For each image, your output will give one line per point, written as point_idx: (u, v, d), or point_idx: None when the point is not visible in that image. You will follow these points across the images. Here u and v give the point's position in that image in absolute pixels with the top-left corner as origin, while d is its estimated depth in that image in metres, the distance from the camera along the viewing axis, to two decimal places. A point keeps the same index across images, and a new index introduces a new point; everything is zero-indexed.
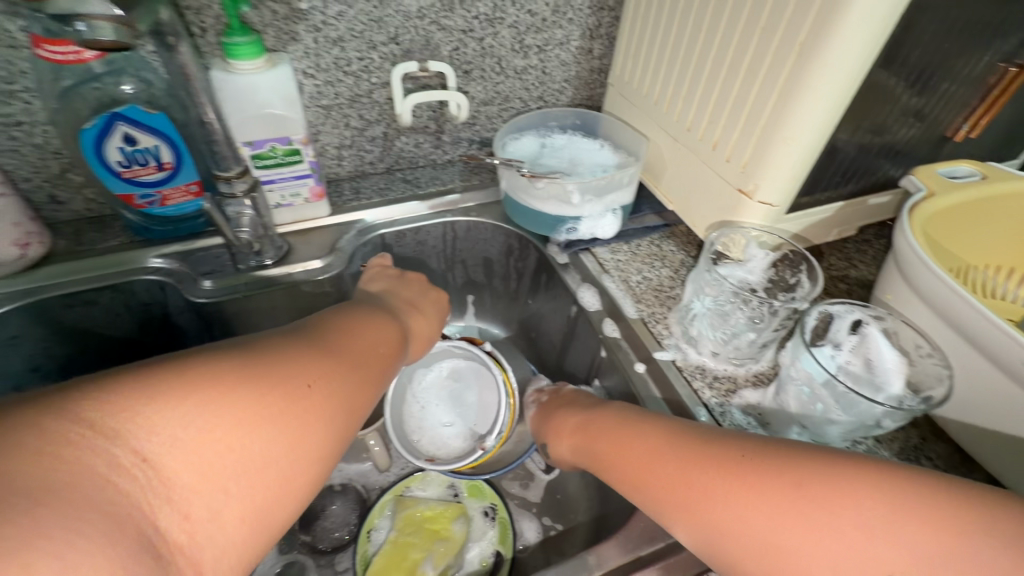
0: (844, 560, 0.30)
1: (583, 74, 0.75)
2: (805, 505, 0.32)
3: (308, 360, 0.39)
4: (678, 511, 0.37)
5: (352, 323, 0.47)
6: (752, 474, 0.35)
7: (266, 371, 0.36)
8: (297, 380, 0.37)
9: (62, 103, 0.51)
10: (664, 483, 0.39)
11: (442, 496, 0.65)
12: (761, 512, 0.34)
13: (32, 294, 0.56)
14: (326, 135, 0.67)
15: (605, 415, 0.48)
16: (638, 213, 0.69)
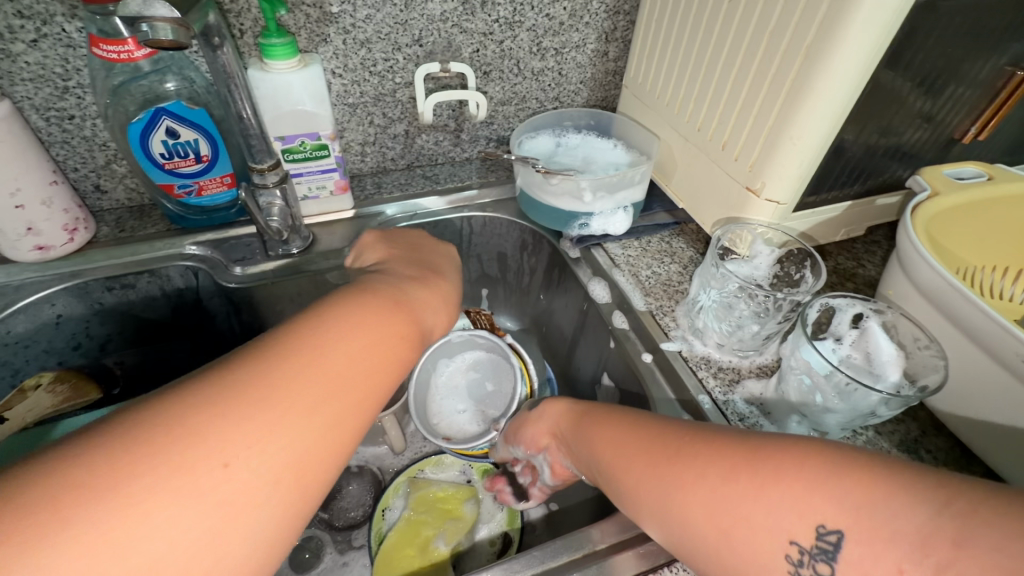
0: (783, 517, 0.32)
1: (599, 76, 0.77)
2: (744, 479, 0.34)
3: (238, 417, 0.32)
4: (643, 500, 0.39)
5: (326, 327, 0.38)
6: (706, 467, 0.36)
7: (175, 449, 0.30)
8: (220, 453, 0.31)
9: (113, 99, 0.55)
10: (631, 475, 0.40)
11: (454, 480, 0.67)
12: (706, 493, 0.35)
13: (76, 276, 0.60)
14: (351, 132, 0.70)
15: (588, 411, 0.49)
16: (649, 212, 0.71)
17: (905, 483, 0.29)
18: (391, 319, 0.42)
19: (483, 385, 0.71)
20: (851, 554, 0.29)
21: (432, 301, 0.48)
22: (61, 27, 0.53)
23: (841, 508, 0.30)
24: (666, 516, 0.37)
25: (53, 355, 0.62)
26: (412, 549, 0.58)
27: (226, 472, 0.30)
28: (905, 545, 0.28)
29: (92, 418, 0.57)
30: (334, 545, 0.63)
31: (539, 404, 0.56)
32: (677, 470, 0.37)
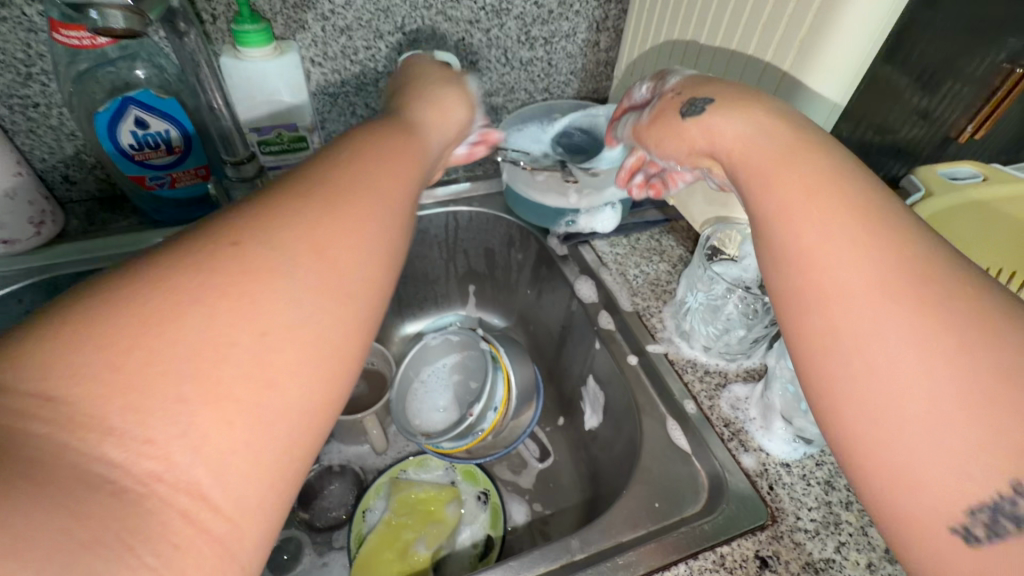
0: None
1: (589, 67, 0.75)
2: (1012, 392, 0.24)
3: (252, 242, 0.26)
4: (810, 312, 0.30)
5: (353, 149, 0.34)
6: (968, 323, 0.26)
7: (192, 298, 0.24)
8: (253, 285, 0.25)
9: (79, 87, 0.53)
10: (831, 285, 0.29)
11: (439, 479, 0.66)
12: (891, 333, 0.27)
13: (45, 270, 0.58)
14: (332, 123, 0.68)
15: (788, 166, 0.34)
16: (639, 208, 0.69)
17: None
18: (388, 130, 0.38)
19: (469, 379, 0.69)
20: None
21: (435, 111, 0.45)
22: (21, 10, 0.50)
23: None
24: (816, 356, 0.29)
25: None
26: (391, 554, 0.57)
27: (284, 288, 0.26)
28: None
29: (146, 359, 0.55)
30: (314, 546, 0.62)
31: (718, 110, 0.40)
32: (909, 314, 0.27)
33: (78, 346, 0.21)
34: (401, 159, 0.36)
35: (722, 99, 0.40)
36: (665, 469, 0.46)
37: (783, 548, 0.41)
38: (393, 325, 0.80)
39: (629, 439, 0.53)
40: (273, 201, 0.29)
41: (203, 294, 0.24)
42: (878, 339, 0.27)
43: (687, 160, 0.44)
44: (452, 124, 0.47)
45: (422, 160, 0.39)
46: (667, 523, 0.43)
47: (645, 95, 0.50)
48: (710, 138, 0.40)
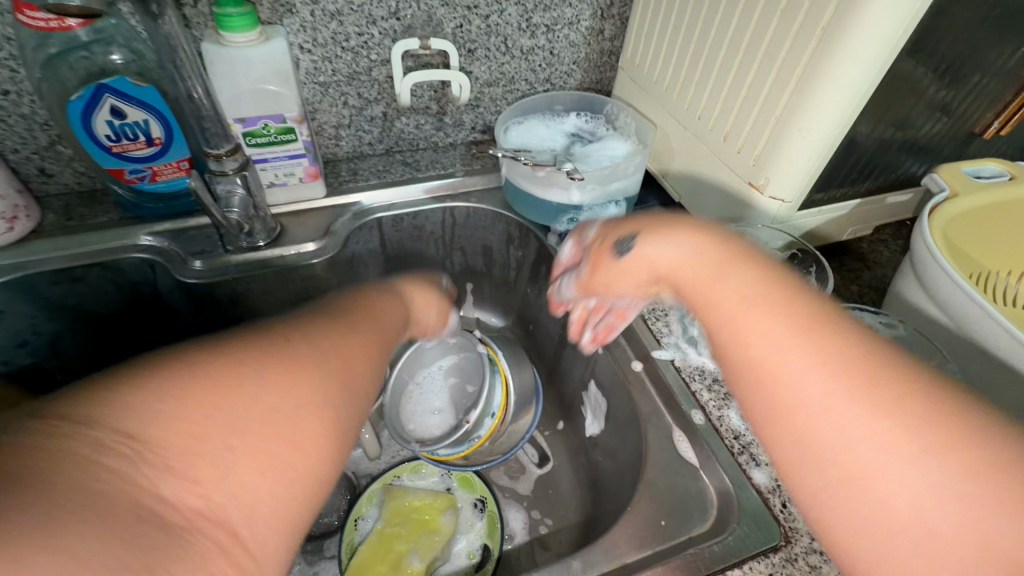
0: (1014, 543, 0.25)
1: (593, 56, 0.71)
2: (934, 444, 0.27)
3: (297, 343, 0.33)
4: (781, 428, 0.31)
5: (333, 307, 0.41)
6: (929, 425, 0.28)
7: (246, 375, 0.29)
8: (292, 371, 0.31)
9: (48, 73, 0.49)
10: (799, 401, 0.31)
11: (436, 486, 0.64)
12: (834, 407, 0.29)
13: (20, 268, 0.55)
14: (323, 113, 0.65)
15: (727, 282, 0.36)
16: (644, 205, 0.66)
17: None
18: (346, 298, 0.44)
19: (466, 381, 0.67)
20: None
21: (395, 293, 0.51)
22: None
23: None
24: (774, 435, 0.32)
25: None
26: (384, 566, 0.55)
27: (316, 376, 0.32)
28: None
29: None
30: (304, 556, 0.60)
31: (654, 237, 0.40)
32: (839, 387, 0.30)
33: (158, 398, 0.25)
34: (370, 314, 0.43)
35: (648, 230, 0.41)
36: (672, 484, 0.44)
37: (797, 571, 0.38)
38: None
39: (633, 450, 0.50)
40: (292, 327, 0.35)
41: (257, 374, 0.29)
42: (828, 414, 0.30)
43: (641, 291, 0.43)
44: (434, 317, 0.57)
45: (387, 322, 0.45)
46: (673, 543, 0.40)
47: (570, 255, 0.50)
48: (651, 268, 0.40)
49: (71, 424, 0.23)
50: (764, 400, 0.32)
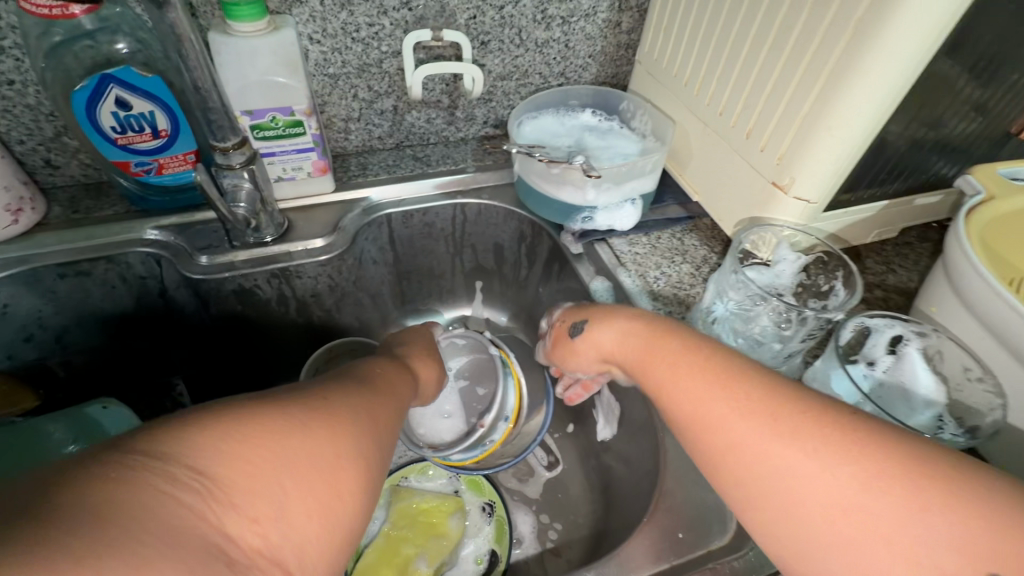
0: (935, 545, 0.27)
1: (609, 49, 0.69)
2: (861, 470, 0.29)
3: (334, 399, 0.34)
4: (726, 478, 0.34)
5: (359, 369, 0.43)
6: (841, 449, 0.30)
7: (292, 419, 0.29)
8: (332, 418, 0.32)
9: (52, 62, 0.48)
10: (733, 446, 0.33)
11: (443, 487, 0.64)
12: (760, 450, 0.32)
13: (25, 261, 0.54)
14: (333, 106, 0.64)
15: (660, 353, 0.41)
16: (660, 203, 0.64)
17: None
18: (374, 361, 0.47)
19: (478, 383, 0.65)
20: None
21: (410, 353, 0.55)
22: None
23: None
24: (726, 482, 0.34)
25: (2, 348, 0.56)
26: (391, 570, 0.54)
27: (352, 422, 0.33)
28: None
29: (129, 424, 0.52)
30: None
31: (602, 326, 0.48)
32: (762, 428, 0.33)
33: (214, 438, 0.26)
34: (390, 379, 0.44)
35: (598, 317, 0.49)
36: (688, 494, 0.42)
37: None
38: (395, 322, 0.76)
39: (647, 457, 0.49)
40: (328, 383, 0.36)
41: (301, 418, 0.30)
42: (758, 457, 0.32)
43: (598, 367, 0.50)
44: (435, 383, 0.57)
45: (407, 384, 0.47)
46: (690, 558, 0.40)
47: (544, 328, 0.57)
48: (600, 350, 0.48)
49: (145, 455, 0.23)
50: (708, 453, 0.35)
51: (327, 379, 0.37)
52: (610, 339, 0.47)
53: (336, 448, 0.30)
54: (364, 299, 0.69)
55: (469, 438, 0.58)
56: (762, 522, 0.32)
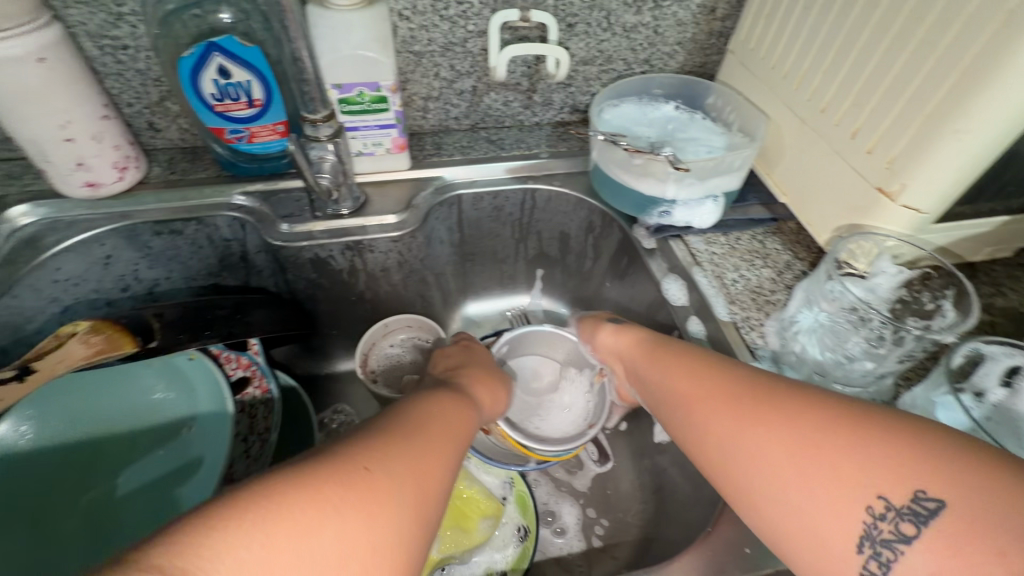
0: (879, 474, 0.32)
1: (700, 37, 0.66)
2: (811, 424, 0.35)
3: (377, 468, 0.34)
4: (720, 466, 0.40)
5: (415, 405, 0.45)
6: (796, 414, 0.36)
7: (325, 504, 0.30)
8: (373, 492, 0.33)
9: (164, 29, 0.51)
10: (722, 435, 0.40)
11: (493, 487, 0.64)
12: (740, 432, 0.39)
13: (127, 218, 0.58)
14: (414, 84, 0.64)
15: (668, 363, 0.49)
16: (743, 202, 0.61)
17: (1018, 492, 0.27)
18: (435, 394, 0.49)
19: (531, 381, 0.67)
20: (943, 523, 0.29)
21: (466, 375, 0.56)
22: None
23: (953, 486, 0.29)
24: (722, 471, 0.40)
25: (102, 295, 0.61)
26: None
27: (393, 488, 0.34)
28: (1012, 532, 0.26)
29: (208, 478, 0.52)
30: None
31: (626, 333, 0.57)
32: (738, 409, 0.40)
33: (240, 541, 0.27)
34: (451, 416, 0.45)
35: (626, 325, 0.58)
36: None
37: None
38: (455, 303, 0.76)
39: None
40: (379, 435, 0.38)
41: (335, 500, 0.31)
42: (739, 439, 0.39)
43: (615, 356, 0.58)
44: (500, 409, 0.57)
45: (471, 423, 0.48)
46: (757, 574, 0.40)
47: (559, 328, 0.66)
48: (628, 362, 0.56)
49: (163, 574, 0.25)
50: (706, 445, 0.41)
51: (379, 428, 0.39)
52: (644, 339, 0.55)
53: (371, 527, 0.31)
54: (428, 277, 0.70)
55: (605, 398, 0.63)
56: (754, 493, 0.37)
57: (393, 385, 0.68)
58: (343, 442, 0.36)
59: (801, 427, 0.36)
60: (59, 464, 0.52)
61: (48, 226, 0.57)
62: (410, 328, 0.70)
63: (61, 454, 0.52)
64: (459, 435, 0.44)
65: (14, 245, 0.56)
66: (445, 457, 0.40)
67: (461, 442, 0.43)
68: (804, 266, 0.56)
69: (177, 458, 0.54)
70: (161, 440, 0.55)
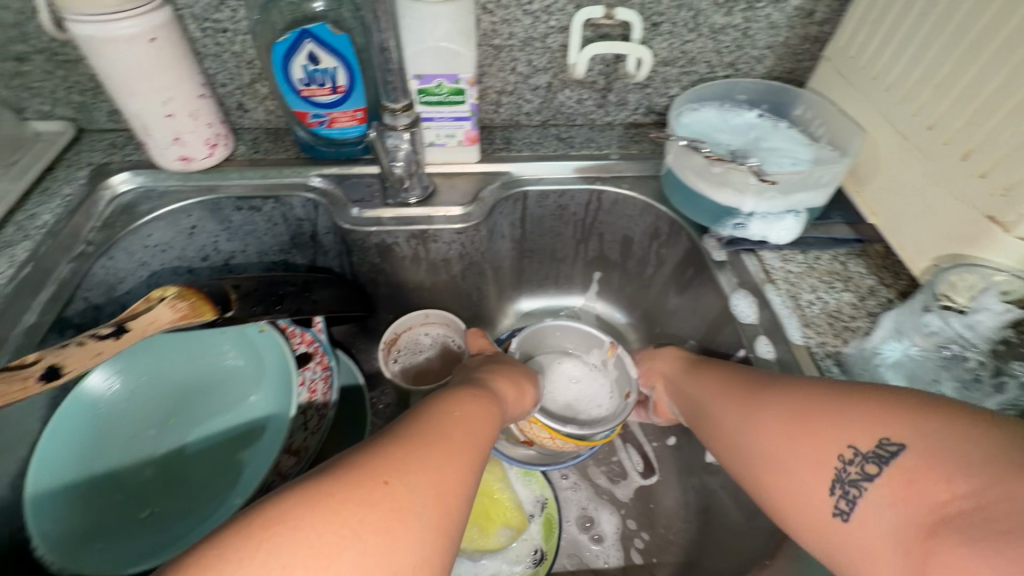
0: (850, 430, 0.36)
1: (793, 42, 0.62)
2: (792, 399, 0.41)
3: (397, 481, 0.35)
4: (726, 449, 0.45)
5: (444, 400, 0.46)
6: (780, 393, 0.42)
7: (341, 526, 0.31)
8: (393, 512, 0.33)
9: (263, 16, 0.53)
10: (724, 421, 0.46)
11: (525, 501, 0.64)
12: (737, 415, 0.44)
13: (213, 192, 0.62)
14: (491, 78, 0.64)
15: (688, 373, 0.55)
16: (826, 220, 0.57)
17: (967, 433, 0.31)
18: (459, 391, 0.50)
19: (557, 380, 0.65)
20: (902, 463, 0.33)
21: (495, 369, 0.57)
22: None
23: (915, 431, 0.33)
24: (728, 456, 0.44)
25: (184, 262, 0.65)
26: None
27: (415, 500, 0.34)
28: (960, 461, 0.31)
29: (269, 446, 0.55)
30: None
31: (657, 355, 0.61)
32: (736, 396, 0.46)
33: (258, 566, 0.29)
34: (474, 408, 0.47)
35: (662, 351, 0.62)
36: None
37: None
38: (509, 298, 0.76)
39: None
40: (402, 441, 0.38)
41: (351, 521, 0.32)
42: (737, 421, 0.44)
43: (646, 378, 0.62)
44: (526, 405, 0.56)
45: (495, 420, 0.48)
46: None
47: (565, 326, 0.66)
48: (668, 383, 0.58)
49: None
50: (716, 433, 0.46)
51: (406, 430, 0.40)
52: (683, 356, 0.58)
53: (391, 541, 0.32)
54: (487, 270, 0.70)
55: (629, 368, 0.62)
56: (752, 468, 0.41)
57: (410, 374, 0.69)
58: (368, 452, 0.37)
59: (793, 402, 0.40)
60: (139, 420, 0.55)
61: (143, 194, 0.62)
62: (448, 326, 0.71)
63: (145, 411, 0.56)
64: (482, 423, 0.46)
65: (113, 209, 0.60)
66: (470, 446, 0.41)
67: (487, 443, 0.44)
68: (890, 294, 0.52)
69: (241, 432, 0.57)
70: (227, 406, 0.58)
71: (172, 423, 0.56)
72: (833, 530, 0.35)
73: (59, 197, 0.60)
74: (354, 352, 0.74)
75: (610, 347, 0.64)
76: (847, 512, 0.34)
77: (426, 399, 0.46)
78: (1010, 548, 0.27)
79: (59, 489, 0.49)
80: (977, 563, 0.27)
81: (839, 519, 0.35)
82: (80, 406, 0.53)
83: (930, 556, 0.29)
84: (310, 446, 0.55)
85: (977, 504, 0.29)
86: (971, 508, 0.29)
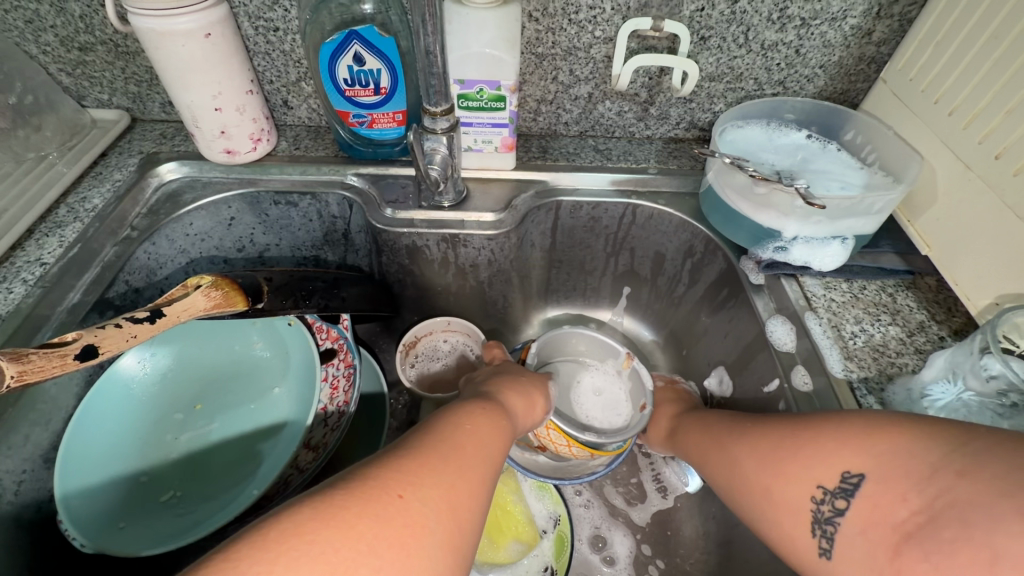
0: (819, 467, 0.38)
1: (848, 62, 0.60)
2: (772, 438, 0.43)
3: (412, 496, 0.34)
4: (724, 490, 0.46)
5: (446, 412, 0.46)
6: (763, 434, 0.44)
7: (357, 542, 0.31)
8: (409, 529, 0.32)
9: (313, 16, 0.55)
10: (721, 463, 0.47)
11: (537, 515, 0.62)
12: (730, 456, 0.46)
13: (254, 186, 0.63)
14: (531, 86, 0.64)
15: (693, 419, 0.55)
16: (875, 249, 0.55)
17: (916, 448, 0.33)
18: (465, 403, 0.49)
19: (575, 387, 0.66)
20: (867, 489, 0.34)
21: (504, 380, 0.56)
22: None
23: (869, 457, 0.35)
24: (727, 497, 0.46)
25: (221, 252, 0.67)
26: None
27: (429, 518, 0.33)
28: (912, 476, 0.32)
29: (288, 444, 0.56)
30: None
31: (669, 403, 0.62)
32: (729, 438, 0.48)
33: None
34: (481, 416, 0.47)
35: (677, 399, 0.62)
36: None
37: None
38: (535, 307, 0.76)
39: None
40: (414, 455, 0.38)
41: (366, 535, 0.31)
42: (731, 462, 0.46)
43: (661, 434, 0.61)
44: (536, 416, 0.55)
45: (507, 429, 0.48)
46: None
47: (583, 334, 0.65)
48: (684, 424, 0.57)
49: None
50: (714, 474, 0.48)
51: (420, 443, 0.39)
52: (692, 413, 0.58)
53: (404, 559, 0.31)
54: (514, 277, 0.69)
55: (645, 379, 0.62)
56: (749, 511, 0.43)
57: (426, 382, 0.69)
58: (384, 466, 0.36)
59: (767, 446, 0.42)
60: (171, 402, 0.57)
61: (188, 184, 0.64)
62: (468, 336, 0.71)
63: (174, 397, 0.57)
64: (487, 428, 0.45)
65: (158, 197, 0.62)
66: (482, 456, 0.41)
67: (499, 455, 0.44)
68: (942, 332, 0.49)
69: (265, 424, 0.58)
70: (253, 395, 0.59)
71: (198, 410, 0.58)
72: (824, 569, 0.36)
73: (110, 182, 0.62)
74: (377, 350, 0.74)
75: (626, 358, 0.64)
76: (830, 549, 0.36)
77: (438, 411, 0.46)
78: (962, 562, 0.28)
79: (89, 468, 0.50)
80: (944, 574, 0.29)
81: (825, 557, 0.36)
82: (115, 387, 0.55)
83: (902, 573, 0.31)
84: (329, 443, 0.55)
85: (930, 516, 0.31)
86: (926, 522, 0.31)
